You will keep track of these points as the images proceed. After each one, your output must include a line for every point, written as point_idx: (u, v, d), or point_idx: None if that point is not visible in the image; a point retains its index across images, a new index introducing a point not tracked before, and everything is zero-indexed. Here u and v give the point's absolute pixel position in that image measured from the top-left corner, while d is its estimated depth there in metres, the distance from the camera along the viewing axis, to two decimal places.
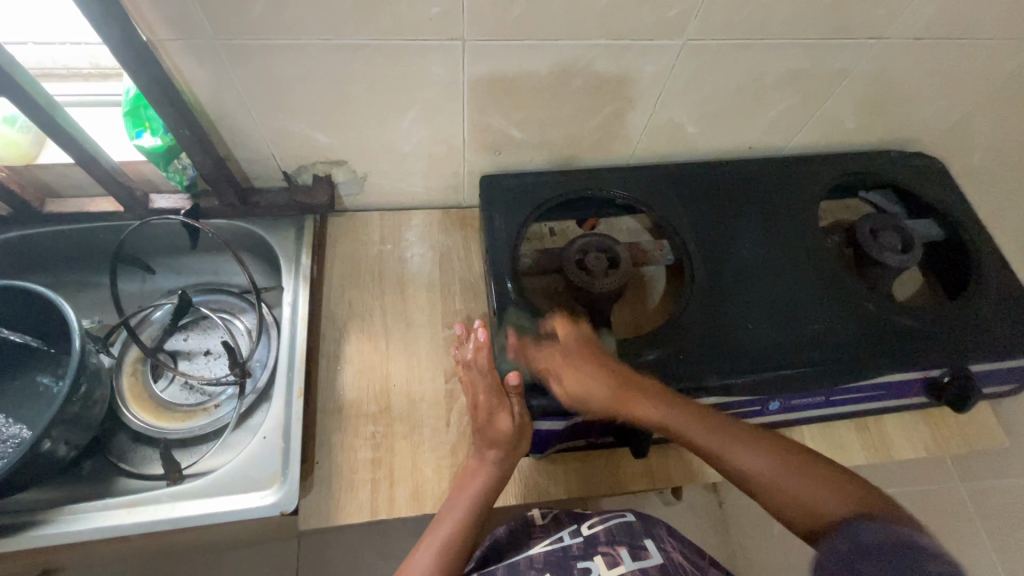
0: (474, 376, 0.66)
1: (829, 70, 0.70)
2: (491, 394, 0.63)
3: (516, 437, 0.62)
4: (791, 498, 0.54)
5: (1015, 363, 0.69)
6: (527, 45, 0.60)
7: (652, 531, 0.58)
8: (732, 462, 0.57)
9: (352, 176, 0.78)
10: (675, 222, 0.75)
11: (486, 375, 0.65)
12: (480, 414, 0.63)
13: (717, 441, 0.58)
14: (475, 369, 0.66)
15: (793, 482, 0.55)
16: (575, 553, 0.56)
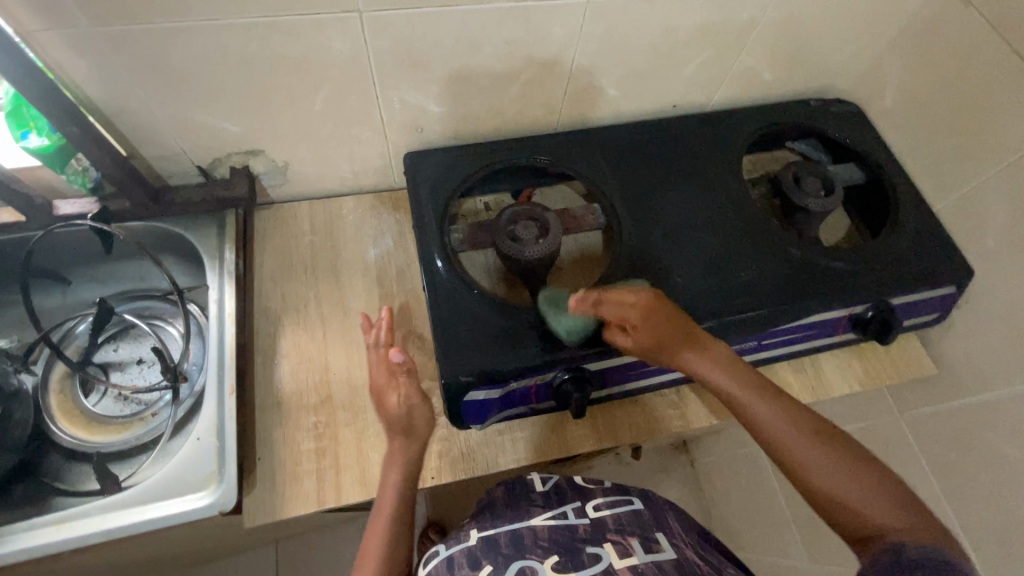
0: (373, 360, 0.67)
1: (738, 22, 0.70)
2: (381, 377, 0.65)
3: (412, 419, 0.62)
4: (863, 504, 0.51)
5: (933, 293, 0.72)
6: (426, 13, 0.58)
7: (663, 523, 0.60)
8: (828, 477, 0.53)
9: (272, 166, 0.75)
10: (603, 184, 0.76)
11: (380, 359, 0.66)
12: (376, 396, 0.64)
13: (807, 451, 0.54)
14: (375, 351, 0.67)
15: (888, 519, 0.49)
16: (581, 534, 0.57)
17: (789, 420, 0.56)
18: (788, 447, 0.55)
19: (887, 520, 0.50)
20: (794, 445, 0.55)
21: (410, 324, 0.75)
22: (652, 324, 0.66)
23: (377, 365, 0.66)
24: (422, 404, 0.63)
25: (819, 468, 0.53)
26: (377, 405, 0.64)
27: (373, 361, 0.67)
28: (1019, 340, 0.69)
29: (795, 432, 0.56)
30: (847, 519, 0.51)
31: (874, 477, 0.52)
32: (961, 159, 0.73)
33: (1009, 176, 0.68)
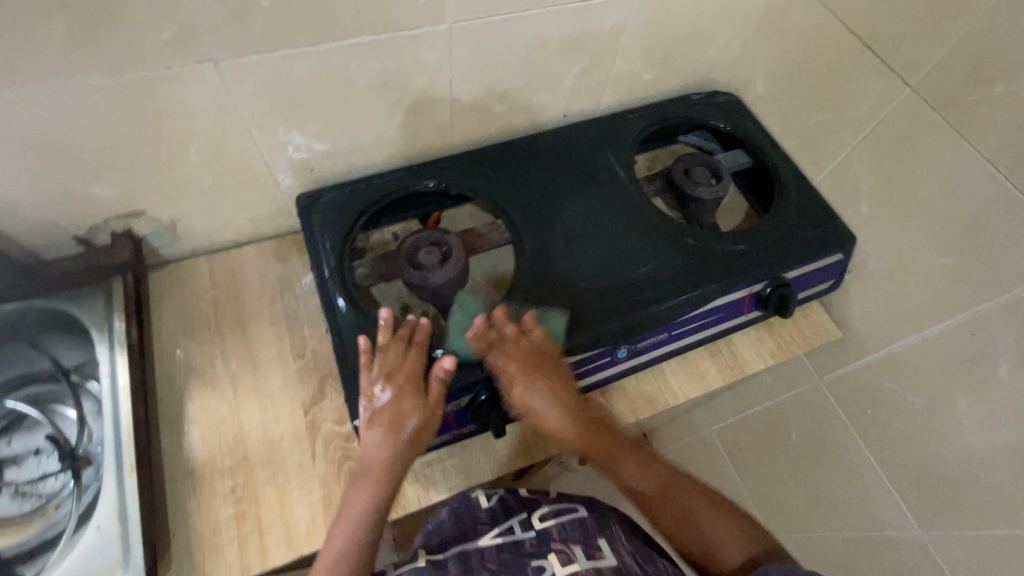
0: (377, 372, 0.62)
1: (603, 30, 0.73)
2: (408, 381, 0.61)
3: (415, 426, 0.61)
4: (705, 544, 0.59)
5: (825, 262, 0.76)
6: (284, 55, 0.57)
7: (607, 529, 0.59)
8: (682, 507, 0.61)
9: (158, 225, 0.72)
10: (501, 201, 0.76)
11: (411, 365, 0.62)
12: (389, 406, 0.60)
13: (675, 502, 0.61)
14: (399, 352, 0.63)
15: (729, 546, 0.58)
16: (527, 549, 0.56)
17: (650, 469, 0.64)
18: (652, 491, 0.63)
19: (725, 552, 0.58)
20: (658, 493, 0.63)
21: (325, 367, 0.73)
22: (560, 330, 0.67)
23: (393, 372, 0.61)
24: (428, 424, 0.61)
25: (670, 495, 0.62)
26: (395, 406, 0.60)
27: (376, 371, 0.62)
28: (903, 297, 0.74)
29: (662, 478, 0.64)
30: (696, 550, 0.59)
31: (723, 504, 0.62)
32: (828, 135, 0.78)
33: (869, 147, 0.73)
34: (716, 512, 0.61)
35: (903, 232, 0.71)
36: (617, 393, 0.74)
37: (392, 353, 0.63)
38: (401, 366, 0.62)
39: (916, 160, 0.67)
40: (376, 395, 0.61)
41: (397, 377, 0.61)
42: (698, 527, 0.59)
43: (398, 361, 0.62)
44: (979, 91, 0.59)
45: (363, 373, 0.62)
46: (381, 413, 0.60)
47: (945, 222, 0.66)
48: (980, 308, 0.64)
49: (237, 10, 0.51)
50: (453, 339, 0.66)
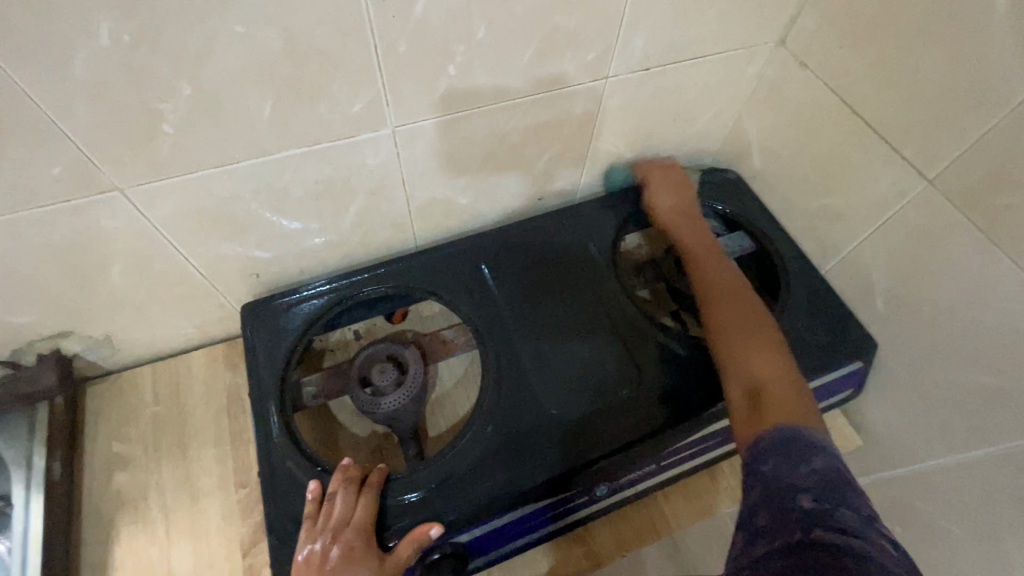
0: (325, 525, 0.53)
1: (574, 116, 0.66)
2: (360, 536, 0.53)
3: None
4: (734, 345, 0.56)
5: (839, 371, 0.66)
6: (200, 175, 0.51)
7: None
8: (745, 353, 0.55)
9: (91, 342, 0.66)
10: (463, 305, 0.69)
11: (363, 517, 0.54)
12: (336, 568, 0.50)
13: (740, 348, 0.55)
14: (349, 500, 0.55)
15: (783, 390, 0.50)
16: None
17: (733, 317, 0.59)
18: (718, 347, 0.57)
19: (777, 387, 0.50)
20: (722, 333, 0.58)
21: None
22: (526, 470, 0.58)
23: (341, 527, 0.53)
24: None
25: (734, 341, 0.56)
26: (336, 565, 0.51)
27: (325, 523, 0.53)
28: (931, 411, 0.64)
29: (735, 324, 0.58)
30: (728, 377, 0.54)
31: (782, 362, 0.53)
32: (835, 220, 0.69)
33: (884, 239, 0.63)
34: (768, 344, 0.55)
35: (927, 338, 0.61)
36: (599, 526, 0.66)
37: (341, 500, 0.55)
38: (351, 518, 0.54)
39: (937, 261, 0.58)
40: (322, 552, 0.52)
41: (346, 530, 0.53)
42: (745, 346, 0.55)
43: (347, 510, 0.54)
44: (1011, 193, 0.49)
45: (309, 527, 0.54)
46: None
47: (977, 335, 0.56)
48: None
49: (136, 138, 0.46)
50: (402, 483, 0.58)
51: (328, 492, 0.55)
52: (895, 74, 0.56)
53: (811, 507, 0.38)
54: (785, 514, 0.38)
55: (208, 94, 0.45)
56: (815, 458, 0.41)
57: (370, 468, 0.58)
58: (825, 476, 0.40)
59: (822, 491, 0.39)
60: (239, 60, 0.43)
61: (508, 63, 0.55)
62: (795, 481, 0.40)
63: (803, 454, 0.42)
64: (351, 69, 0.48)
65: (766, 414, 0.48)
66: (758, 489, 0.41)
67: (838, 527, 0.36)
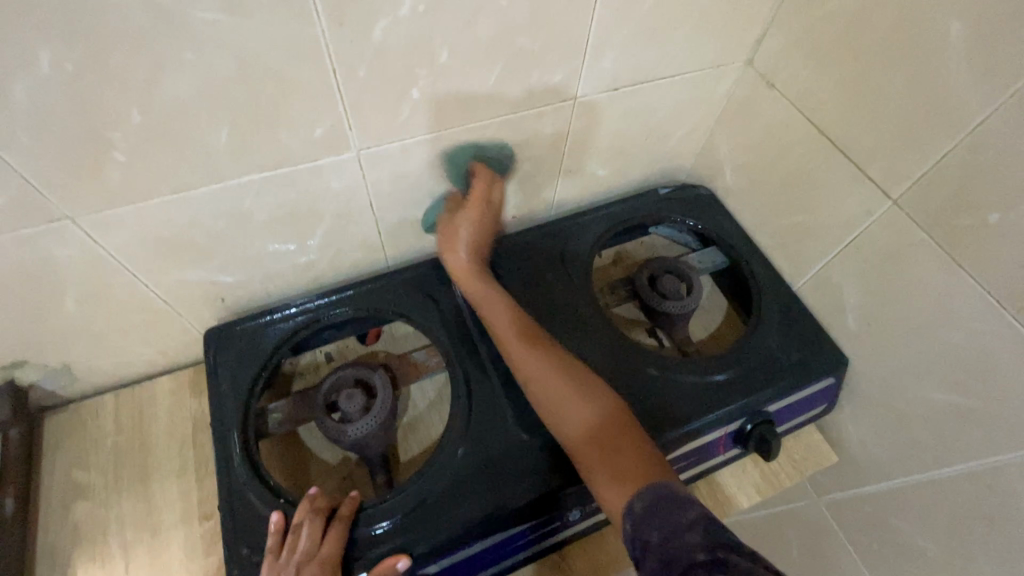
0: (288, 560, 0.51)
1: (544, 136, 0.66)
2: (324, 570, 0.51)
3: None
4: (564, 408, 0.56)
5: (812, 388, 0.67)
6: (157, 203, 0.50)
7: None
8: (570, 410, 0.56)
9: (48, 372, 0.64)
10: (433, 327, 0.68)
11: (329, 550, 0.53)
12: None
13: (571, 409, 0.56)
14: (316, 533, 0.53)
15: (620, 432, 0.53)
16: None
17: (546, 373, 0.58)
18: (552, 412, 0.57)
19: (616, 439, 0.53)
20: (552, 396, 0.57)
21: None
22: (495, 497, 0.57)
23: (306, 562, 0.51)
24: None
25: (558, 399, 0.57)
26: None
27: (289, 557, 0.52)
28: (904, 427, 0.64)
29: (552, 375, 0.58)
30: (571, 436, 0.55)
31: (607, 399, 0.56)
32: (805, 238, 0.69)
33: (853, 257, 0.64)
34: (591, 391, 0.56)
35: (898, 355, 0.62)
36: (575, 551, 0.64)
37: (307, 531, 0.53)
38: (317, 551, 0.52)
39: (904, 280, 0.58)
40: None
41: (311, 563, 0.51)
42: (575, 405, 0.56)
43: (313, 542, 0.52)
44: (973, 214, 0.50)
45: (271, 562, 0.52)
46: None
47: (945, 353, 0.56)
48: (999, 459, 0.54)
49: (86, 167, 0.44)
50: (370, 514, 0.56)
51: (294, 524, 0.54)
52: (858, 96, 0.57)
53: (706, 557, 0.40)
54: (686, 572, 0.40)
55: (159, 122, 0.43)
56: (688, 509, 0.44)
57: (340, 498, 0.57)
58: (705, 524, 0.42)
59: (710, 542, 0.41)
60: (191, 87, 0.42)
61: (473, 86, 0.54)
62: (680, 542, 0.42)
63: (677, 511, 0.44)
64: (311, 94, 0.47)
65: (626, 477, 0.50)
66: (652, 558, 0.42)
67: (733, 567, 0.38)
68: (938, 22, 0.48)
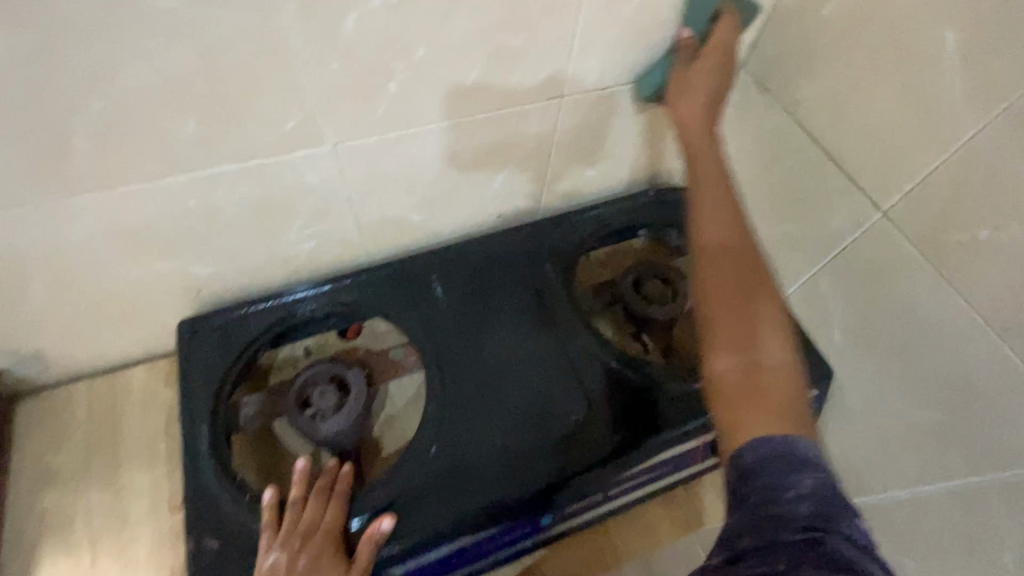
0: (292, 532, 0.52)
1: (530, 135, 0.64)
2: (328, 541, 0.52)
3: None
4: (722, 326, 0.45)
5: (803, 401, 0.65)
6: (125, 191, 0.49)
7: None
8: (748, 344, 0.44)
9: (19, 357, 0.63)
10: (411, 326, 0.67)
11: (332, 525, 0.53)
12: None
13: (734, 328, 0.45)
14: (320, 504, 0.54)
15: (785, 393, 0.41)
16: None
17: (742, 306, 0.46)
18: (719, 342, 0.44)
19: (766, 391, 0.41)
20: (725, 320, 0.45)
21: None
22: (465, 500, 0.56)
23: (312, 532, 0.52)
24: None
25: (744, 332, 0.44)
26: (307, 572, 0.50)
27: (290, 534, 0.51)
28: (886, 444, 0.62)
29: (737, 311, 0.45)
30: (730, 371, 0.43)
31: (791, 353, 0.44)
32: (796, 247, 0.68)
33: (842, 269, 0.62)
34: (765, 325, 0.45)
35: (884, 371, 0.60)
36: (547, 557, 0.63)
37: (310, 508, 0.53)
38: (319, 527, 0.52)
39: (891, 296, 0.57)
40: (289, 562, 0.50)
41: (314, 538, 0.52)
42: (739, 328, 0.45)
43: (315, 518, 0.53)
44: (965, 231, 0.48)
45: (270, 536, 0.52)
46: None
47: (930, 372, 0.55)
48: (979, 482, 0.53)
49: (44, 154, 0.43)
50: (365, 498, 0.56)
51: (293, 500, 0.53)
52: (853, 105, 0.55)
53: (802, 538, 0.34)
54: (777, 541, 0.35)
55: (120, 108, 0.42)
56: (805, 478, 0.36)
57: (336, 471, 0.56)
58: (819, 501, 0.35)
59: (817, 520, 0.35)
60: (151, 74, 0.41)
61: (454, 82, 0.52)
62: (777, 511, 0.36)
63: (790, 472, 0.37)
64: (281, 86, 0.45)
65: (752, 412, 0.40)
66: (741, 512, 0.37)
67: (834, 559, 0.33)
68: (936, 30, 0.46)
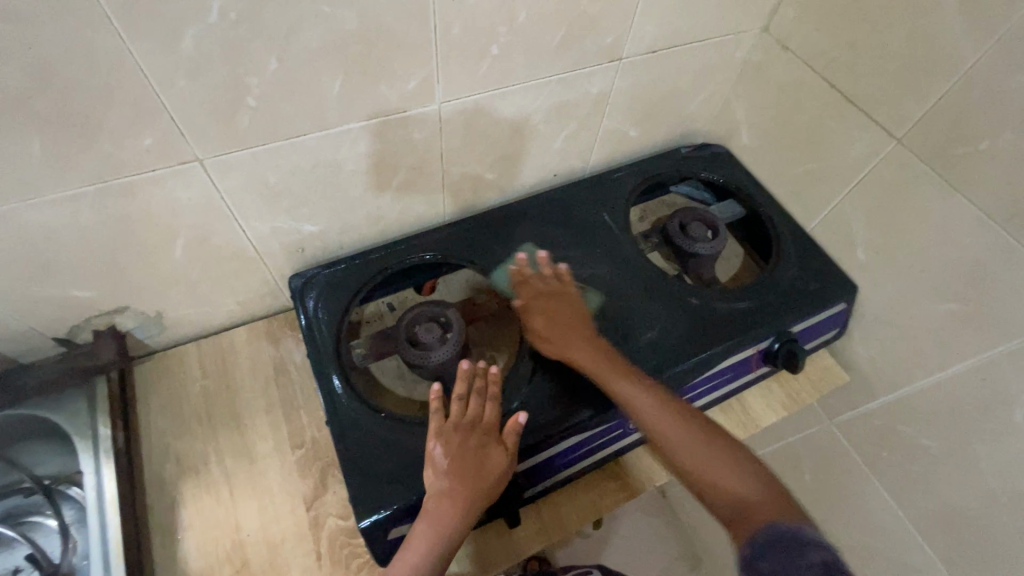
0: (460, 420, 0.59)
1: (590, 96, 0.74)
2: (490, 429, 0.59)
3: (498, 481, 0.57)
4: (683, 452, 0.58)
5: (829, 311, 0.76)
6: (271, 147, 0.56)
7: None
8: (712, 478, 0.56)
9: (143, 318, 0.69)
10: (496, 270, 0.75)
11: (491, 417, 0.59)
12: (473, 451, 0.57)
13: (699, 455, 0.58)
14: (480, 399, 0.60)
15: (748, 482, 0.55)
16: None
17: (684, 428, 0.59)
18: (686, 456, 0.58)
19: (743, 483, 0.55)
20: (680, 439, 0.59)
21: (326, 456, 0.69)
22: (571, 405, 0.64)
23: (475, 422, 0.59)
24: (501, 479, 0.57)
25: (705, 463, 0.57)
26: (473, 451, 0.57)
27: (458, 422, 0.59)
28: (908, 342, 0.73)
29: (684, 430, 0.59)
30: (722, 498, 0.55)
31: (738, 455, 0.58)
32: (818, 182, 0.79)
33: (861, 195, 0.73)
34: (707, 437, 0.59)
35: (903, 277, 0.71)
36: (631, 462, 0.72)
37: (473, 403, 0.60)
38: (481, 419, 0.59)
39: (907, 209, 0.68)
40: (458, 442, 0.58)
41: (476, 428, 0.59)
42: (694, 448, 0.58)
43: (478, 410, 0.60)
44: (967, 144, 0.60)
45: (439, 421, 0.59)
46: (457, 461, 0.56)
47: (946, 269, 0.66)
48: (988, 353, 0.64)
49: (223, 110, 0.51)
50: None
51: (459, 395, 0.60)
52: (865, 53, 0.67)
53: None
54: None
55: (289, 67, 0.50)
56: (810, 552, 0.47)
57: (490, 373, 0.62)
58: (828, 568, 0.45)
59: None
60: (320, 37, 0.49)
61: (540, 45, 0.62)
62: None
63: (801, 549, 0.47)
64: (411, 47, 0.54)
65: (750, 514, 0.53)
66: None
67: None
68: None
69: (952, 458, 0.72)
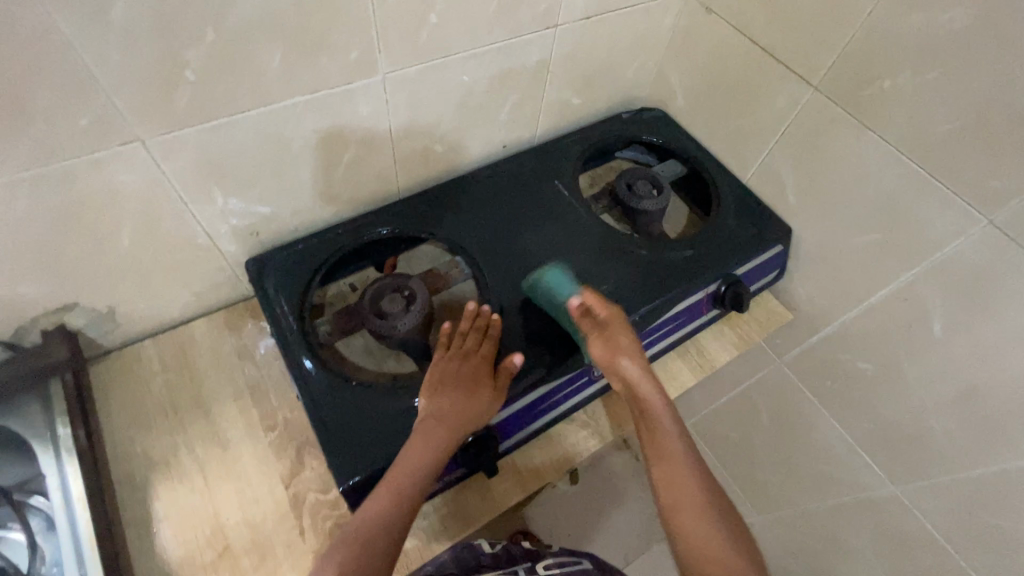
0: (458, 352, 0.64)
1: (530, 64, 0.76)
2: (485, 361, 0.63)
3: (481, 415, 0.60)
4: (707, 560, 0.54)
5: (768, 254, 0.82)
6: (215, 125, 0.56)
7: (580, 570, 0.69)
8: None
9: (95, 315, 0.67)
10: (455, 239, 0.77)
11: (487, 351, 0.64)
12: (466, 381, 0.61)
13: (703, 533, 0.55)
14: (478, 334, 0.65)
15: None
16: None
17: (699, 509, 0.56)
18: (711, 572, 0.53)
19: None
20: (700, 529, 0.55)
21: (301, 435, 0.69)
22: (554, 340, 0.67)
23: (470, 356, 0.63)
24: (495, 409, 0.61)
25: None
26: (467, 381, 0.61)
27: (456, 353, 0.64)
28: (839, 274, 0.80)
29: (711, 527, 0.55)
30: None
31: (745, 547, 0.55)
32: (749, 136, 0.84)
33: (787, 143, 0.79)
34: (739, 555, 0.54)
35: (831, 214, 0.77)
36: (599, 410, 0.75)
37: (471, 339, 0.64)
38: (478, 352, 0.64)
39: (828, 150, 0.74)
40: (454, 371, 0.62)
41: (473, 356, 0.63)
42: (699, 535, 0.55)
43: (475, 346, 0.64)
44: (874, 85, 0.66)
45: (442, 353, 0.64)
46: (453, 387, 0.61)
47: (866, 202, 0.72)
48: (908, 275, 0.70)
49: (160, 84, 0.50)
50: None
51: (461, 330, 0.65)
52: (778, 9, 0.72)
53: None
54: None
55: (226, 39, 0.50)
56: None
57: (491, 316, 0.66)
58: None
59: None
60: (254, 7, 0.49)
61: (475, 11, 0.64)
62: None
63: None
64: (348, 17, 0.55)
65: None
66: None
67: None
68: None
69: (887, 375, 0.79)
